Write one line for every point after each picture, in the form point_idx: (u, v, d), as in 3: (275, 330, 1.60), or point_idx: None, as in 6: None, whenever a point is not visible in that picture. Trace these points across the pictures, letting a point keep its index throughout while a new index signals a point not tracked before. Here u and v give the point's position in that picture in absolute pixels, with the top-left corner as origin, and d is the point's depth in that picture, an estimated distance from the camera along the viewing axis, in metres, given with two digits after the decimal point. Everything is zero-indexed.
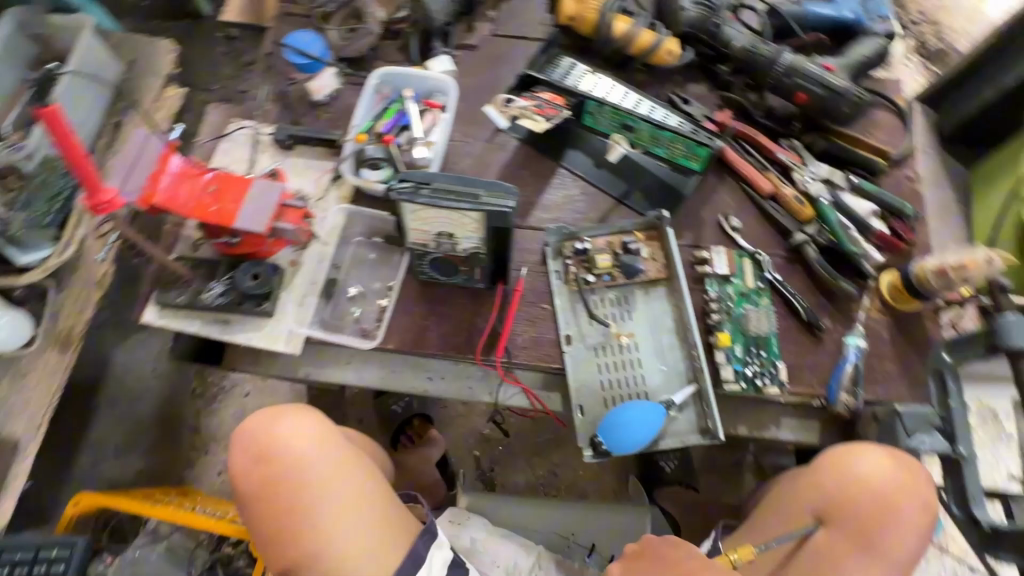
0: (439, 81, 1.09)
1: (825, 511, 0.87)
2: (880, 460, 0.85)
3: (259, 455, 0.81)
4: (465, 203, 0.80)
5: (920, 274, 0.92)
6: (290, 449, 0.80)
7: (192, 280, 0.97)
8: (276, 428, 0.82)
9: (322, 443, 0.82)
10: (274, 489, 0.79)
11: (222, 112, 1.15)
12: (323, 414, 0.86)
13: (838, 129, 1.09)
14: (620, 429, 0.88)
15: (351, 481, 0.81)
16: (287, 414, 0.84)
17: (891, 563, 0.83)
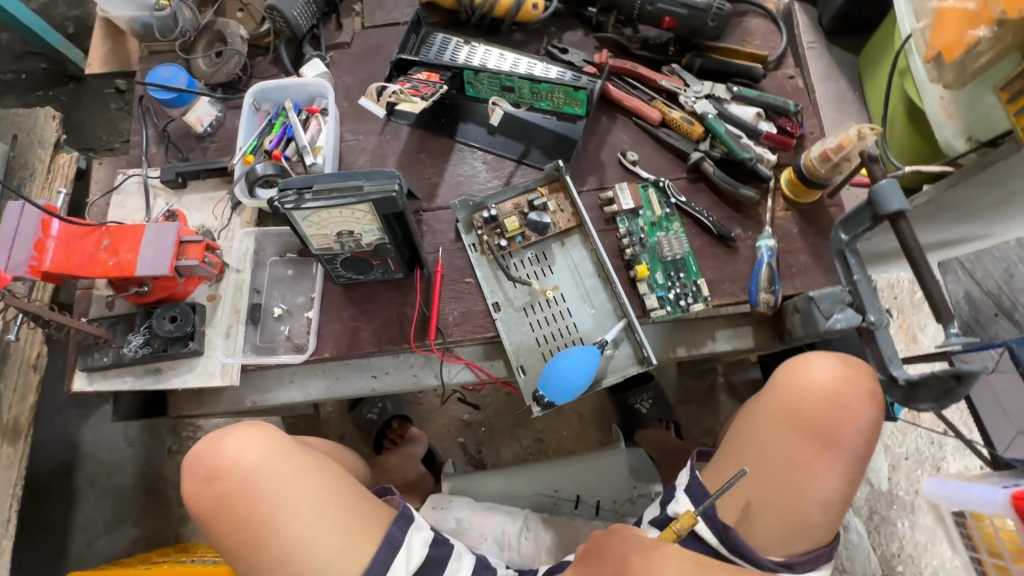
0: (317, 85, 1.09)
1: (785, 416, 0.90)
2: (826, 365, 0.90)
3: (209, 476, 0.81)
4: (349, 197, 0.81)
5: (808, 165, 0.95)
6: (239, 466, 0.80)
7: (113, 339, 0.96)
8: (222, 449, 0.82)
9: (275, 456, 0.81)
10: (231, 507, 0.79)
11: (108, 166, 1.13)
12: (269, 426, 0.85)
13: (713, 44, 1.11)
14: (559, 378, 0.90)
15: (307, 484, 0.81)
16: (230, 434, 0.83)
17: (847, 452, 0.87)
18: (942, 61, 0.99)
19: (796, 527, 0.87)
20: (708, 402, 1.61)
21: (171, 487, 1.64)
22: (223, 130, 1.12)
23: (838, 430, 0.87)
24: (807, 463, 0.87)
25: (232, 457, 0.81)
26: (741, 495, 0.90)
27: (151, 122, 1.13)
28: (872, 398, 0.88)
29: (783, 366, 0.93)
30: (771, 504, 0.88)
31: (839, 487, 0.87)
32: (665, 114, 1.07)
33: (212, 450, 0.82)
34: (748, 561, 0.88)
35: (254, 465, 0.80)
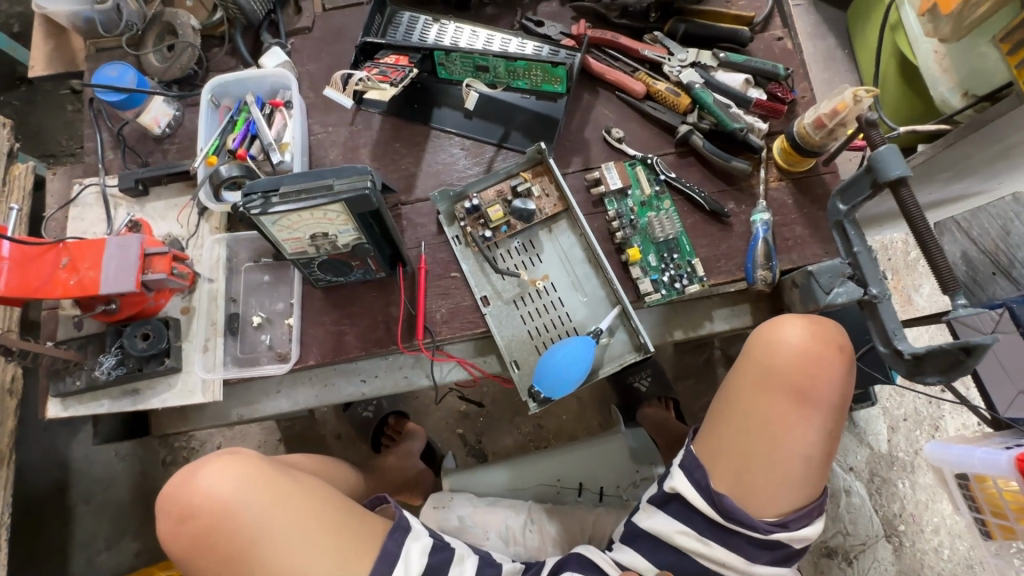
0: (278, 75, 1.02)
1: (763, 379, 0.85)
2: (797, 323, 0.86)
3: (184, 515, 0.77)
4: (319, 197, 0.76)
5: (802, 132, 0.90)
6: (213, 499, 0.76)
7: (84, 361, 0.91)
8: (193, 484, 0.78)
9: (244, 483, 0.77)
10: (211, 544, 0.76)
11: (63, 175, 1.06)
12: (242, 452, 0.81)
13: (696, 8, 1.05)
14: (554, 372, 0.87)
15: (291, 511, 0.77)
16: (200, 467, 0.79)
17: (826, 408, 0.84)
18: (937, 13, 0.93)
19: (787, 486, 0.83)
20: (707, 376, 1.59)
21: None
22: (183, 130, 1.05)
23: (813, 385, 0.84)
24: (788, 422, 0.83)
25: (206, 491, 0.77)
26: (729, 460, 0.85)
27: (105, 126, 1.06)
28: (842, 351, 0.86)
29: (756, 329, 0.89)
30: (760, 467, 0.83)
31: (821, 442, 0.83)
32: (650, 86, 1.01)
33: (185, 481, 0.78)
34: (745, 526, 0.82)
35: (229, 495, 0.76)
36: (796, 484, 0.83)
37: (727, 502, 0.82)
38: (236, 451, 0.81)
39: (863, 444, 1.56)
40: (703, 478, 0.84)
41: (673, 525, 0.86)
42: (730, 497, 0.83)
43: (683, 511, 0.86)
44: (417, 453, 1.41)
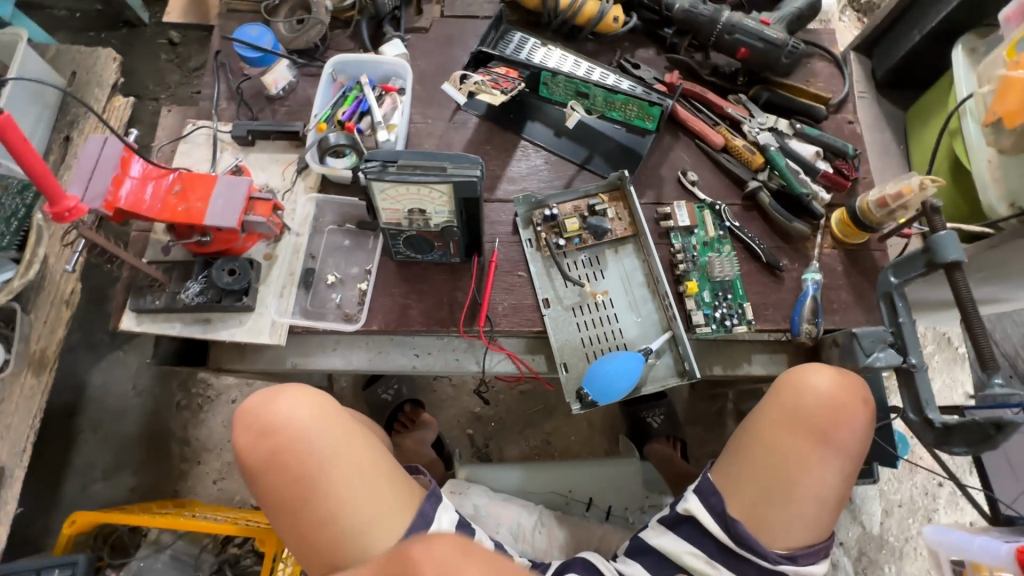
0: (395, 64, 1.10)
1: (787, 419, 0.90)
2: (825, 372, 0.90)
3: (263, 432, 0.87)
4: (431, 175, 0.83)
5: (864, 208, 0.98)
6: (292, 423, 0.87)
7: (167, 284, 0.97)
8: (277, 406, 0.88)
9: (321, 416, 0.88)
10: (283, 463, 0.85)
11: (177, 114, 1.14)
12: (320, 390, 0.93)
13: (780, 80, 1.15)
14: (602, 380, 0.93)
15: (355, 449, 0.87)
16: (285, 393, 0.90)
17: (844, 453, 0.88)
18: (1000, 126, 1.03)
19: (801, 522, 0.86)
20: (716, 426, 1.64)
21: (175, 443, 1.64)
22: (295, 96, 1.14)
23: (834, 430, 0.88)
24: (807, 462, 0.87)
25: (285, 414, 0.88)
26: (748, 491, 0.88)
27: (225, 78, 1.15)
28: (865, 404, 0.90)
29: (786, 371, 0.93)
30: (777, 501, 0.87)
31: (836, 484, 0.88)
32: (728, 140, 1.10)
33: (267, 404, 0.89)
34: (756, 554, 0.86)
35: (305, 421, 0.87)
36: (808, 521, 0.87)
37: (740, 528, 0.86)
38: (315, 389, 0.92)
39: (856, 521, 1.58)
40: (719, 504, 0.88)
41: (682, 545, 0.90)
42: (743, 523, 0.87)
43: (693, 533, 0.90)
44: (430, 443, 1.44)
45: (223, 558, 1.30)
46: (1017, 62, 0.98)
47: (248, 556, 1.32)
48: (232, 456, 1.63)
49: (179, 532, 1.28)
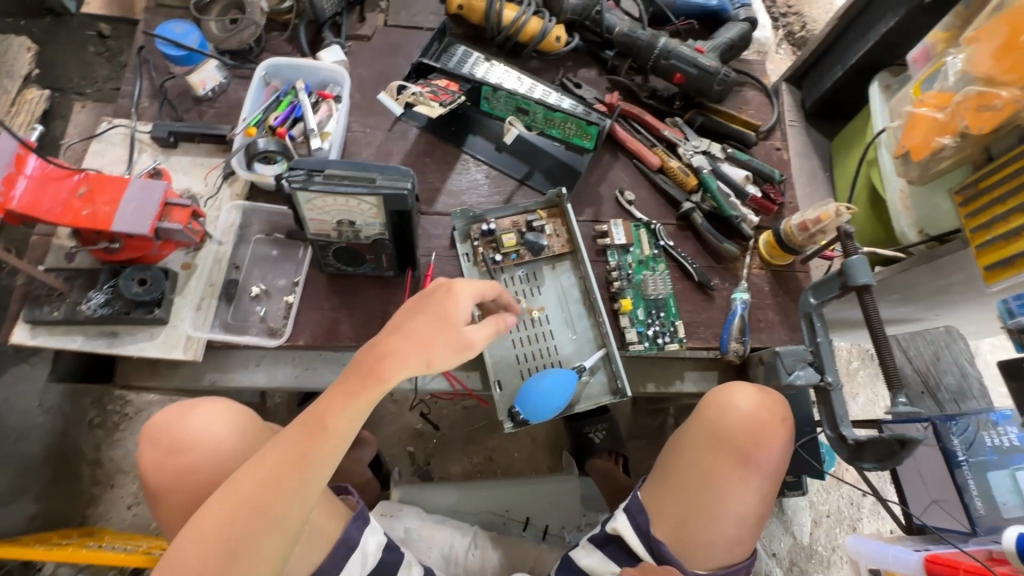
0: (333, 71, 1.07)
1: (711, 438, 0.91)
2: (748, 391, 0.93)
3: (170, 450, 0.83)
4: (359, 187, 0.80)
5: (788, 231, 1.03)
6: (202, 440, 0.83)
7: (68, 293, 0.89)
8: (186, 422, 0.85)
9: (236, 431, 0.85)
10: (191, 481, 0.82)
11: (92, 111, 1.06)
12: (237, 404, 0.90)
13: (714, 106, 1.19)
14: (535, 397, 0.92)
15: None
16: (197, 408, 0.86)
17: (765, 473, 0.90)
18: (908, 159, 1.10)
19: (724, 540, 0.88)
20: (657, 440, 1.65)
21: (86, 464, 1.51)
22: (225, 97, 1.09)
23: (756, 450, 0.90)
24: (729, 482, 0.88)
25: (196, 431, 0.84)
26: (672, 511, 0.89)
27: (148, 75, 1.09)
28: (785, 423, 0.92)
29: (711, 391, 0.94)
30: (699, 522, 0.87)
31: (756, 503, 0.89)
32: (664, 161, 1.13)
33: (176, 419, 0.85)
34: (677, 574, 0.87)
35: (218, 438, 0.84)
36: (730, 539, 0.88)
37: (663, 547, 0.87)
38: (231, 402, 0.89)
39: (788, 532, 1.63)
40: (645, 523, 0.88)
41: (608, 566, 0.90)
42: (667, 544, 0.88)
43: (619, 553, 0.90)
44: (367, 460, 1.38)
45: None
46: (921, 100, 1.04)
47: None
48: None
49: (80, 565, 1.17)
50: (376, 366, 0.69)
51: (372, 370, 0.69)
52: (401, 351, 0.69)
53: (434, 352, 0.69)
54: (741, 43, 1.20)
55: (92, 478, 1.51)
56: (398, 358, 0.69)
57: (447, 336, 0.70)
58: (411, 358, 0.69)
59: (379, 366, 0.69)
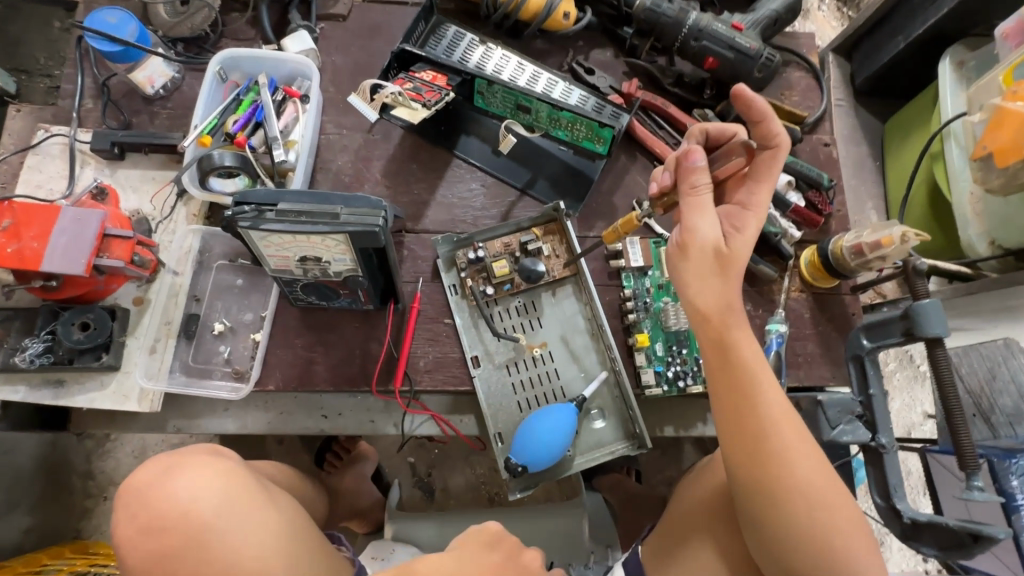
0: (299, 63, 0.91)
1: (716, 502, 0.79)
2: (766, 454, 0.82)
3: (147, 528, 0.65)
4: (320, 224, 0.66)
5: (837, 252, 0.87)
6: (193, 514, 0.65)
7: (5, 338, 0.78)
8: (168, 490, 0.66)
9: (230, 502, 0.68)
10: (172, 570, 0.64)
11: (28, 115, 0.93)
12: (223, 458, 0.72)
13: (752, 95, 1.00)
14: (534, 444, 0.78)
15: (275, 538, 0.69)
16: (184, 469, 0.68)
17: None
18: (990, 162, 0.92)
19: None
20: (672, 450, 1.50)
21: (78, 476, 1.46)
22: (178, 95, 0.94)
23: None
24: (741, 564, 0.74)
25: (183, 501, 0.66)
26: None
27: (90, 71, 0.94)
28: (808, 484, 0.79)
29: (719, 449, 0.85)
30: None
31: None
32: None
33: (158, 481, 0.67)
34: None
35: (211, 510, 0.66)
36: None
37: None
38: (222, 461, 0.71)
39: None
40: None
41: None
42: None
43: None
44: (370, 476, 1.28)
45: None
46: (1015, 91, 0.85)
47: None
48: None
49: None
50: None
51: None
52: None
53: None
54: (787, 16, 1.00)
55: (85, 491, 1.46)
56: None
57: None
58: None
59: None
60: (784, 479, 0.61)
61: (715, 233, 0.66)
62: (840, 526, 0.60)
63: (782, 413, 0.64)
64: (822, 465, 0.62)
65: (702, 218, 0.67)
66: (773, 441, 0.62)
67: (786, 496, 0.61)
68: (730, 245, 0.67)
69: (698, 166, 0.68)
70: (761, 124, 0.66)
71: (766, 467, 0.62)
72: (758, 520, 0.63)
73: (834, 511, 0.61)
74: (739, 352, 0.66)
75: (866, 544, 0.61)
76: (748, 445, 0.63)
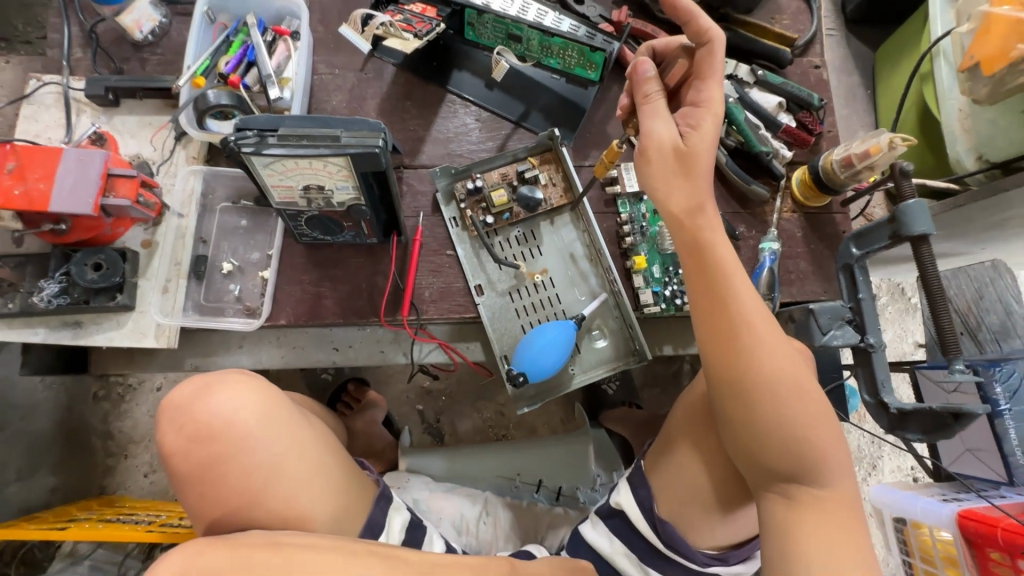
0: (287, 0, 0.91)
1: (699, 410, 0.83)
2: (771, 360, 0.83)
3: (196, 437, 0.71)
4: (322, 147, 0.67)
5: (827, 167, 0.89)
6: (234, 426, 0.71)
7: (21, 283, 0.81)
8: (209, 405, 0.72)
9: (267, 417, 0.73)
10: (221, 474, 0.70)
11: (18, 66, 0.92)
12: (261, 378, 0.77)
13: (742, 18, 1.00)
14: (530, 355, 0.83)
15: (309, 454, 0.74)
16: (222, 386, 0.73)
17: None
18: (978, 72, 0.93)
19: (724, 524, 0.80)
20: (672, 387, 1.54)
21: (96, 437, 1.50)
22: (168, 41, 0.94)
23: None
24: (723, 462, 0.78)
25: (224, 415, 0.71)
26: (674, 493, 0.81)
27: (75, 19, 0.93)
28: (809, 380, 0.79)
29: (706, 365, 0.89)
30: (695, 503, 0.80)
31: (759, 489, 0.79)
32: None
33: (196, 399, 0.72)
34: (684, 557, 0.80)
35: (248, 423, 0.71)
36: (730, 519, 0.79)
37: (668, 525, 0.80)
38: (260, 382, 0.76)
39: None
40: (647, 499, 0.82)
41: (614, 543, 0.85)
42: (669, 521, 0.81)
43: (623, 529, 0.85)
44: (380, 421, 1.32)
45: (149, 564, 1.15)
46: None
47: None
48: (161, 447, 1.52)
49: (96, 541, 1.14)
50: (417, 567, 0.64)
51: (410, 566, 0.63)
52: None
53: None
54: None
55: (105, 450, 1.49)
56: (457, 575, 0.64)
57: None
58: None
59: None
60: (753, 370, 0.66)
61: (669, 132, 0.68)
62: (802, 413, 0.65)
63: (754, 310, 0.68)
64: (790, 360, 0.66)
65: (654, 120, 0.69)
66: (744, 336, 0.66)
67: (756, 385, 0.65)
68: (688, 144, 0.69)
69: (649, 75, 0.70)
70: (690, 23, 0.67)
71: (738, 360, 0.66)
72: (730, 411, 0.67)
73: (798, 398, 0.65)
74: (714, 256, 0.69)
75: (828, 430, 0.65)
76: (721, 341, 0.67)
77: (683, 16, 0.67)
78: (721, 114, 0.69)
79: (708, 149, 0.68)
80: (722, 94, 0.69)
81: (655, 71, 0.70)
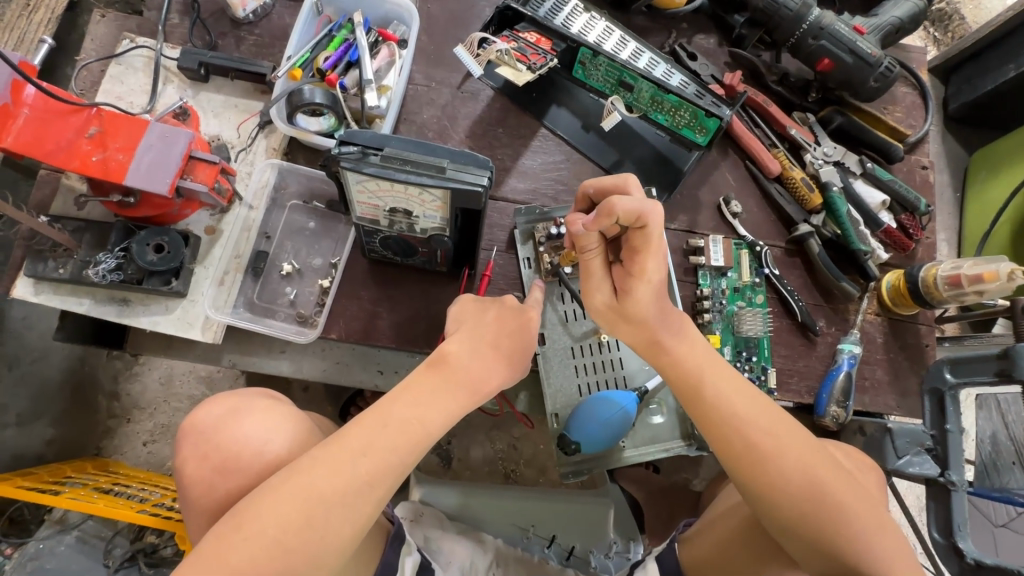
0: (398, 5, 0.87)
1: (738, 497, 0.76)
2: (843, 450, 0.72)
3: (222, 469, 0.63)
4: (424, 176, 0.63)
5: (929, 280, 0.83)
6: (258, 457, 0.63)
7: (76, 250, 0.77)
8: (235, 431, 0.65)
9: (296, 443, 0.66)
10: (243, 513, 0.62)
11: (113, 22, 0.88)
12: (286, 406, 0.71)
13: (856, 104, 0.96)
14: (590, 423, 0.79)
15: None
16: (249, 411, 0.67)
17: None
18: None
19: None
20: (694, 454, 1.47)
21: (103, 396, 1.30)
22: (268, 23, 0.90)
23: None
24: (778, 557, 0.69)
25: (253, 443, 0.64)
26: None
27: None
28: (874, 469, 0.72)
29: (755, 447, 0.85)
30: None
31: None
32: (785, 169, 0.91)
33: (220, 425, 0.66)
34: None
35: (282, 453, 0.64)
36: None
37: None
38: (290, 409, 0.71)
39: None
40: None
41: None
42: None
43: None
44: None
45: (135, 547, 1.08)
46: None
47: (168, 546, 1.10)
48: (167, 417, 1.30)
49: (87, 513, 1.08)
50: (407, 427, 0.58)
51: (405, 427, 0.58)
52: (449, 390, 0.60)
53: (462, 398, 0.61)
54: (910, 26, 0.95)
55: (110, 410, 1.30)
56: (436, 408, 0.59)
57: (528, 354, 0.66)
58: (501, 373, 0.63)
59: (434, 356, 0.61)
60: (759, 470, 0.59)
61: (604, 296, 0.62)
62: (824, 490, 0.58)
63: (749, 404, 0.61)
64: (797, 436, 0.60)
65: (590, 282, 0.62)
66: (741, 433, 0.60)
67: (766, 485, 0.59)
68: (625, 306, 0.62)
69: (580, 233, 0.58)
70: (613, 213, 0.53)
71: (746, 459, 0.60)
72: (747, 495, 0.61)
73: (823, 492, 0.58)
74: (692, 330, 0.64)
75: (863, 511, 0.58)
76: (722, 443, 0.61)
77: (605, 218, 0.54)
78: (658, 280, 0.59)
79: (648, 306, 0.61)
80: (662, 262, 0.58)
81: (591, 231, 0.58)
